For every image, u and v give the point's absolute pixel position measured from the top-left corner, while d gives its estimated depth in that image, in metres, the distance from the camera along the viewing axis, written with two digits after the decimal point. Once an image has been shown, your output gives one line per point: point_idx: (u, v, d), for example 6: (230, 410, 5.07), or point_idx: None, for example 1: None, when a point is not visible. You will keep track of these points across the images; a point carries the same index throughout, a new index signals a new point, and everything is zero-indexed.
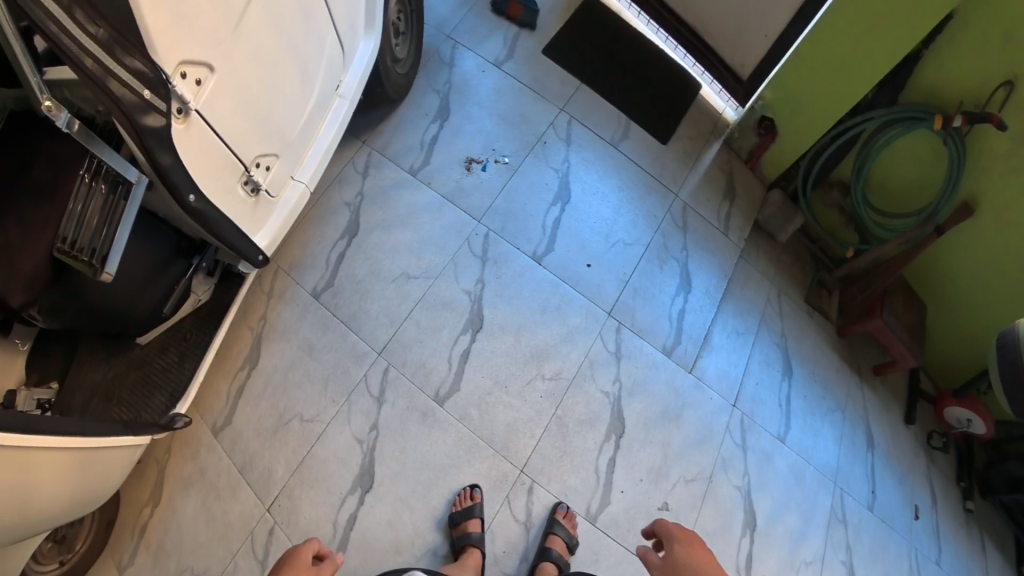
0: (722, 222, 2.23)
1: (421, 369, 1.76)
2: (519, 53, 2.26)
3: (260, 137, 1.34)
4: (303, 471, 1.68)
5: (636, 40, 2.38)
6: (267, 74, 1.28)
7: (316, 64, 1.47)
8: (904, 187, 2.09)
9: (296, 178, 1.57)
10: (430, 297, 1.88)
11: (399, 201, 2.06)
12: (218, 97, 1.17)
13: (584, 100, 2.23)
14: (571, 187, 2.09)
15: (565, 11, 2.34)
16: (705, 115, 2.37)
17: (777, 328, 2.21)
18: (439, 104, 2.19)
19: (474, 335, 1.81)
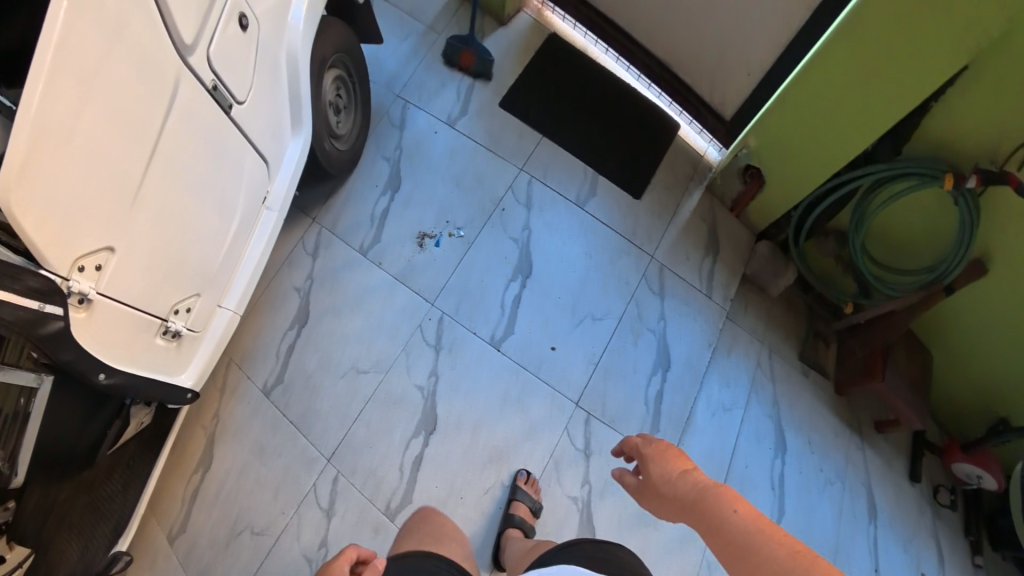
0: (704, 282, 2.03)
1: (372, 477, 1.66)
2: (475, 107, 2.07)
3: (175, 284, 1.22)
4: None
5: (605, 77, 2.12)
6: (174, 224, 1.16)
7: (236, 191, 1.34)
8: (909, 240, 1.85)
9: (223, 305, 1.42)
10: (381, 394, 1.75)
11: (349, 283, 1.94)
12: (123, 272, 1.08)
13: (546, 156, 2.02)
14: (533, 258, 1.91)
15: (524, 51, 2.11)
16: (683, 158, 2.14)
17: (768, 395, 2.02)
18: (390, 172, 2.04)
19: (427, 437, 1.69)
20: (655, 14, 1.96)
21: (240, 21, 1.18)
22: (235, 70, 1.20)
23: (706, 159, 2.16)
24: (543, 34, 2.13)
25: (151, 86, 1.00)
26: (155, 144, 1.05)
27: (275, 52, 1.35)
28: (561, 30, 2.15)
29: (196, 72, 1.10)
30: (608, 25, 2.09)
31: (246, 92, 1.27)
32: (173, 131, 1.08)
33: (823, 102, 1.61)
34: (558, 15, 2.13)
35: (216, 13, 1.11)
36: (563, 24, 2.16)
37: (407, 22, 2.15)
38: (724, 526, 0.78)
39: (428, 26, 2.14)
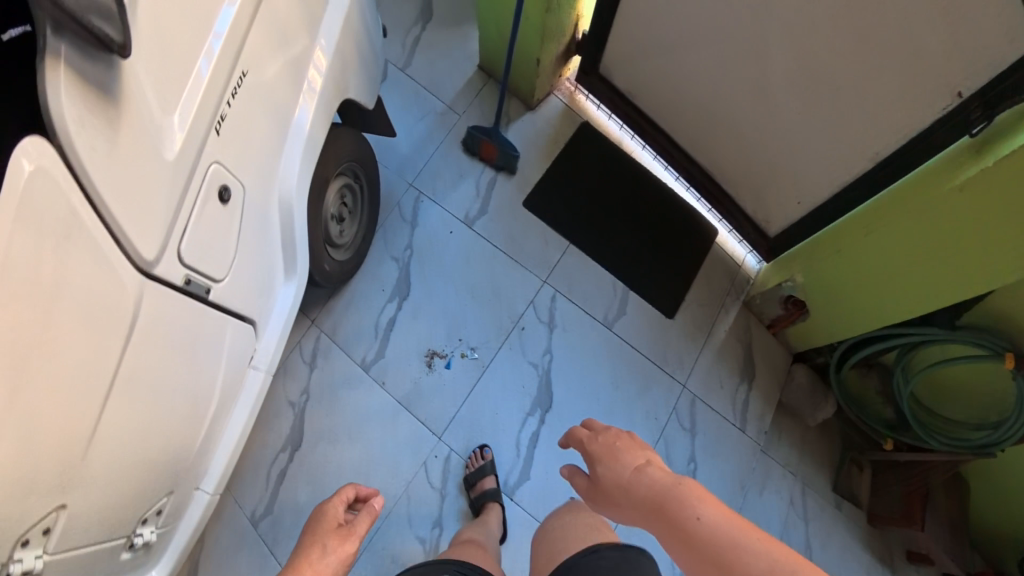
0: (738, 415, 1.84)
1: None
2: (494, 205, 1.84)
3: (143, 496, 1.04)
4: None
5: (641, 174, 1.88)
6: (139, 441, 0.97)
7: (216, 370, 1.13)
8: (966, 391, 1.64)
9: (200, 487, 1.25)
10: (376, 544, 1.56)
11: (347, 403, 1.75)
12: (79, 518, 0.89)
13: (572, 266, 1.79)
14: (553, 389, 1.70)
15: (550, 141, 1.86)
16: (721, 269, 1.91)
17: (801, 541, 1.84)
18: (398, 274, 1.82)
19: None
20: (696, 117, 1.69)
21: (220, 194, 0.97)
22: (214, 251, 1.00)
23: (745, 269, 1.93)
24: (573, 121, 1.88)
25: (108, 320, 0.79)
26: (114, 376, 0.84)
27: (264, 204, 1.13)
28: (594, 117, 1.90)
29: (159, 278, 0.89)
30: (643, 120, 1.84)
31: (227, 266, 1.06)
32: (138, 350, 0.88)
33: (891, 265, 1.37)
34: (592, 101, 1.89)
35: (188, 202, 0.90)
36: (597, 110, 1.91)
37: (424, 101, 1.94)
38: (680, 519, 0.78)
39: (447, 106, 1.92)
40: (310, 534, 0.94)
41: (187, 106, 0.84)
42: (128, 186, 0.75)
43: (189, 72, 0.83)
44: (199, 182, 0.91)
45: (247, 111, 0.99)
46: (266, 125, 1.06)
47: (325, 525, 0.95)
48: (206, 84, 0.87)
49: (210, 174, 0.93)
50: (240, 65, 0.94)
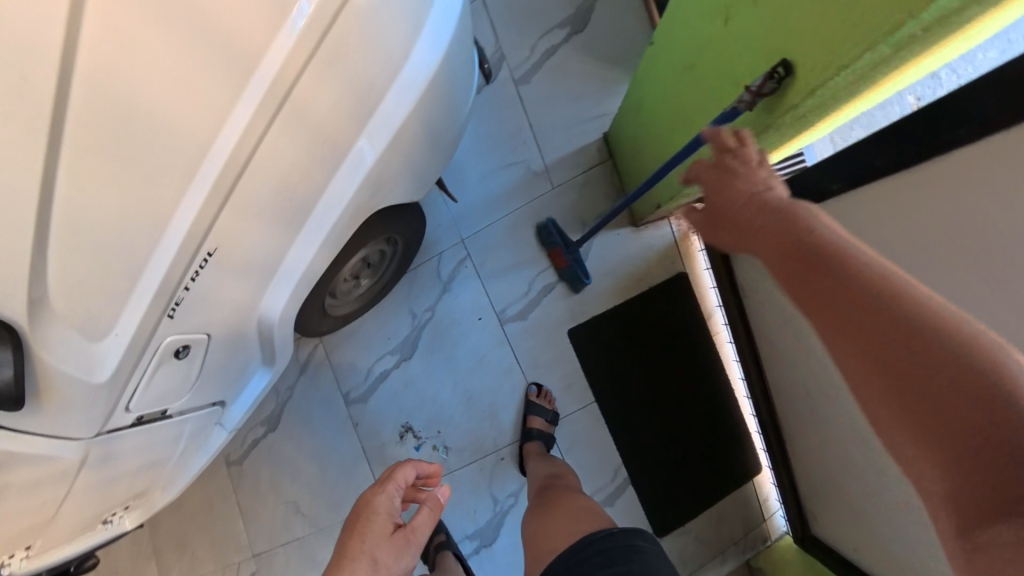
0: None
1: None
2: (534, 317, 1.64)
3: (107, 506, 1.15)
4: None
5: (709, 358, 1.69)
6: (88, 494, 1.02)
7: (176, 442, 1.17)
8: None
9: (166, 490, 1.33)
10: (304, 548, 1.66)
11: (321, 423, 1.66)
12: (55, 539, 1.06)
13: (581, 426, 1.64)
14: (501, 534, 1.53)
15: (636, 281, 1.68)
16: (737, 511, 1.65)
17: None
18: (406, 335, 1.62)
19: None
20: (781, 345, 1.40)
21: (179, 350, 0.92)
22: (171, 391, 1.00)
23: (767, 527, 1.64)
24: (671, 265, 1.70)
25: (51, 471, 0.85)
26: (69, 488, 0.94)
27: (240, 329, 1.05)
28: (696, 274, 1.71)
29: (109, 429, 0.93)
30: (738, 307, 1.60)
31: (187, 391, 1.05)
32: (98, 462, 0.96)
33: None
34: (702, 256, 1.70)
35: (139, 371, 0.89)
36: (704, 270, 1.72)
37: (522, 155, 1.68)
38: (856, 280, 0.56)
39: (544, 168, 1.67)
40: (361, 539, 0.83)
41: (127, 324, 0.80)
42: (62, 402, 0.78)
43: (133, 292, 0.77)
44: (150, 356, 0.88)
45: (222, 272, 0.88)
46: (250, 276, 0.95)
47: (380, 530, 0.84)
48: (156, 292, 0.80)
49: (163, 346, 0.89)
50: (207, 245, 0.82)
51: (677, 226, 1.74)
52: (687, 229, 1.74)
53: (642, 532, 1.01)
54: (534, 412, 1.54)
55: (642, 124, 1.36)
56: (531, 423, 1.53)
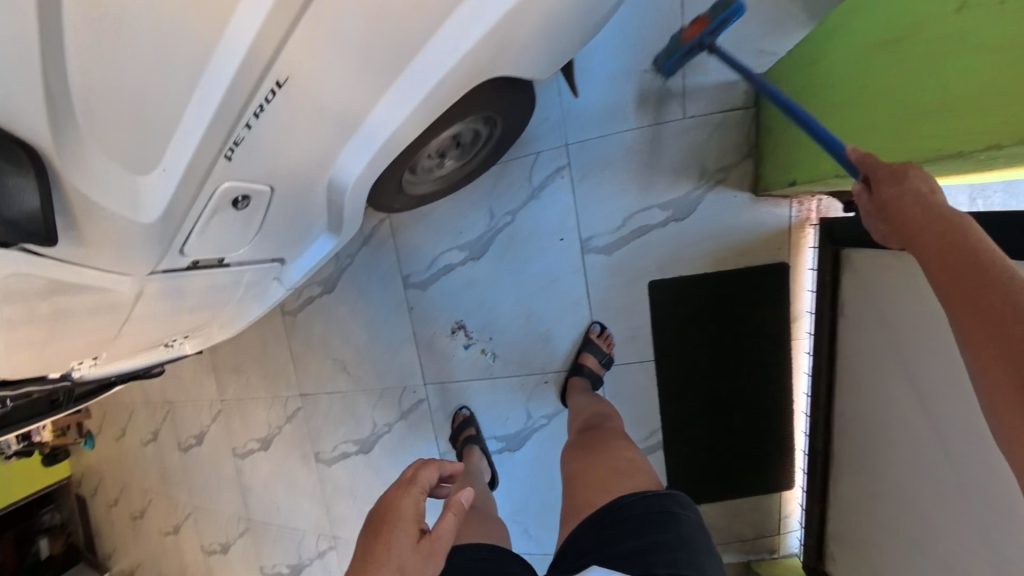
0: None
1: (298, 442, 1.94)
2: (620, 256, 1.58)
3: (172, 333, 1.26)
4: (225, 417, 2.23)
5: (780, 359, 1.62)
6: (156, 318, 1.11)
7: (235, 288, 1.23)
8: None
9: (226, 327, 1.45)
10: (347, 401, 1.74)
11: (373, 298, 1.61)
12: (121, 351, 1.19)
13: (637, 379, 1.68)
14: (528, 442, 1.60)
15: (737, 256, 1.58)
16: (754, 513, 1.75)
17: None
18: (480, 234, 1.53)
19: (359, 452, 1.76)
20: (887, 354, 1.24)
21: (234, 202, 0.89)
22: (226, 242, 1.00)
23: (776, 539, 1.76)
24: (777, 254, 1.57)
25: (114, 291, 0.91)
26: (127, 316, 1.02)
27: (306, 187, 0.99)
28: (799, 272, 1.58)
29: (163, 271, 0.95)
30: (830, 321, 1.46)
31: (246, 243, 1.06)
32: (152, 296, 1.01)
33: None
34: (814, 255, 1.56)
35: (193, 213, 0.86)
36: (807, 271, 1.58)
37: (663, 63, 1.48)
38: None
39: (681, 92, 1.50)
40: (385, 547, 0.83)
41: (173, 161, 0.75)
42: (104, 234, 0.77)
43: (176, 126, 0.71)
44: (205, 200, 0.85)
45: (288, 121, 0.80)
46: (328, 133, 0.87)
47: (406, 539, 0.84)
48: (203, 135, 0.74)
49: (220, 193, 0.85)
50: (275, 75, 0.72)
51: (798, 210, 1.55)
52: (809, 218, 1.55)
53: (676, 496, 0.99)
54: (589, 349, 1.53)
55: (810, 80, 1.21)
56: (584, 360, 1.52)
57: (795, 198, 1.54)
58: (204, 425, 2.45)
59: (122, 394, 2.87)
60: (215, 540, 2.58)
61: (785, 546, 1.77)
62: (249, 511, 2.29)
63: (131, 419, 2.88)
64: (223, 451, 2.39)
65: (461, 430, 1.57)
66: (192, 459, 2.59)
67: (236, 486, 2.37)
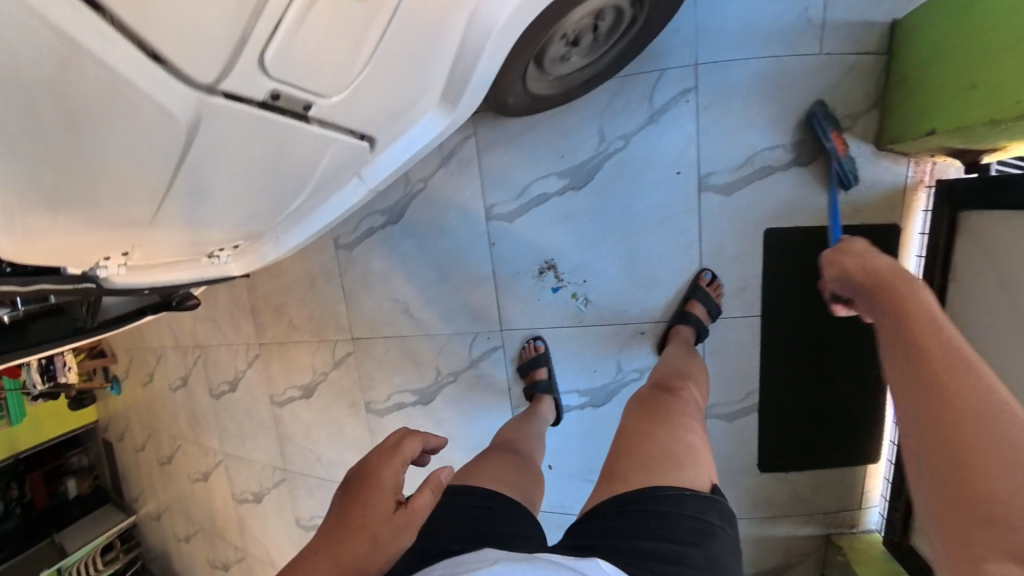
0: None
1: (342, 391, 1.78)
2: (741, 198, 1.36)
3: (213, 241, 1.07)
4: (259, 362, 2.08)
5: (879, 337, 1.40)
6: (201, 215, 0.89)
7: (305, 183, 0.97)
8: None
9: (280, 239, 1.23)
10: (408, 345, 1.56)
11: (450, 230, 1.44)
12: (156, 252, 0.99)
13: (738, 335, 1.46)
14: (615, 398, 1.45)
15: (851, 212, 1.35)
16: (840, 486, 1.54)
17: None
18: (586, 160, 1.35)
19: (417, 402, 1.60)
20: None
21: None
22: (324, 61, 0.65)
23: (859, 514, 1.55)
24: (889, 215, 1.35)
25: (156, 152, 0.66)
26: (165, 195, 0.78)
27: (442, 12, 0.73)
28: (906, 238, 1.35)
29: (228, 94, 0.62)
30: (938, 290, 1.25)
31: (345, 83, 0.71)
32: (200, 171, 0.74)
33: None
34: (926, 218, 1.33)
35: (273, 6, 0.54)
36: (917, 235, 1.35)
37: None
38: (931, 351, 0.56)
39: (823, 23, 1.26)
40: (364, 508, 0.71)
41: None
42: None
43: None
44: None
45: None
46: None
47: (380, 509, 0.72)
48: None
49: None
50: None
51: (914, 170, 1.33)
52: (924, 181, 1.33)
53: (716, 504, 0.88)
54: (698, 297, 1.35)
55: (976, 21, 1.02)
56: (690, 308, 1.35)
57: (914, 157, 1.32)
58: (232, 375, 2.29)
59: (148, 339, 2.74)
60: (247, 488, 2.49)
61: (866, 521, 1.55)
62: (282, 460, 2.17)
63: (159, 362, 2.78)
64: (251, 403, 2.24)
65: (531, 367, 1.43)
66: (223, 407, 2.43)
67: (266, 437, 2.24)
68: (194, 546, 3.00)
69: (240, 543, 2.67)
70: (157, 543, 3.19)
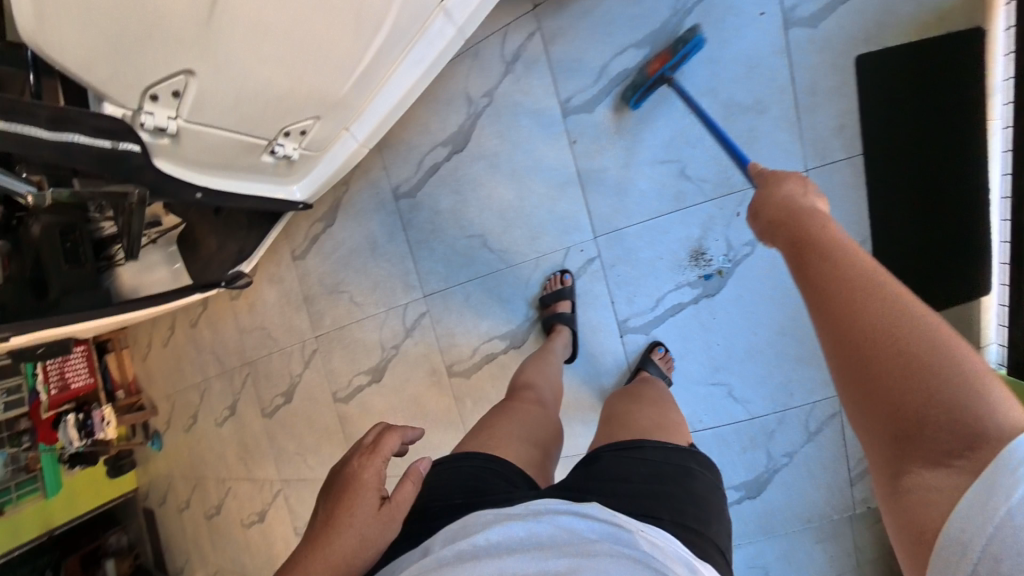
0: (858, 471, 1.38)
1: (423, 359, 1.63)
2: (828, 28, 1.27)
3: (284, 110, 1.06)
4: (316, 360, 1.91)
5: (974, 152, 1.23)
6: (274, 27, 0.87)
7: (382, 11, 0.99)
8: None
9: (350, 131, 1.27)
10: (493, 282, 1.50)
11: (524, 142, 1.41)
12: (206, 104, 0.94)
13: (842, 179, 1.31)
14: (726, 287, 1.38)
15: (932, 24, 1.23)
16: (957, 321, 1.30)
17: None
18: (665, 20, 1.30)
19: (508, 347, 1.52)
20: None
21: None
22: None
23: (975, 354, 1.28)
24: (970, 20, 1.21)
25: None
26: None
27: None
28: (991, 39, 1.20)
29: None
30: None
31: None
32: None
33: None
34: (1012, 13, 1.17)
35: None
36: (1003, 33, 1.19)
37: None
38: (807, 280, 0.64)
39: None
40: (347, 513, 0.67)
41: None
42: None
43: None
44: None
45: None
46: None
47: (364, 506, 0.67)
48: None
49: None
50: None
51: None
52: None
53: (695, 453, 0.83)
54: (650, 368, 1.38)
55: None
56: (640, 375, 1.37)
57: None
58: (286, 386, 2.09)
59: (189, 377, 2.58)
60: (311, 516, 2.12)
61: (984, 362, 1.27)
62: None
63: (202, 400, 2.55)
64: (312, 410, 2.00)
65: (555, 299, 1.42)
66: (278, 425, 2.16)
67: (329, 447, 1.98)
68: None
69: None
70: None
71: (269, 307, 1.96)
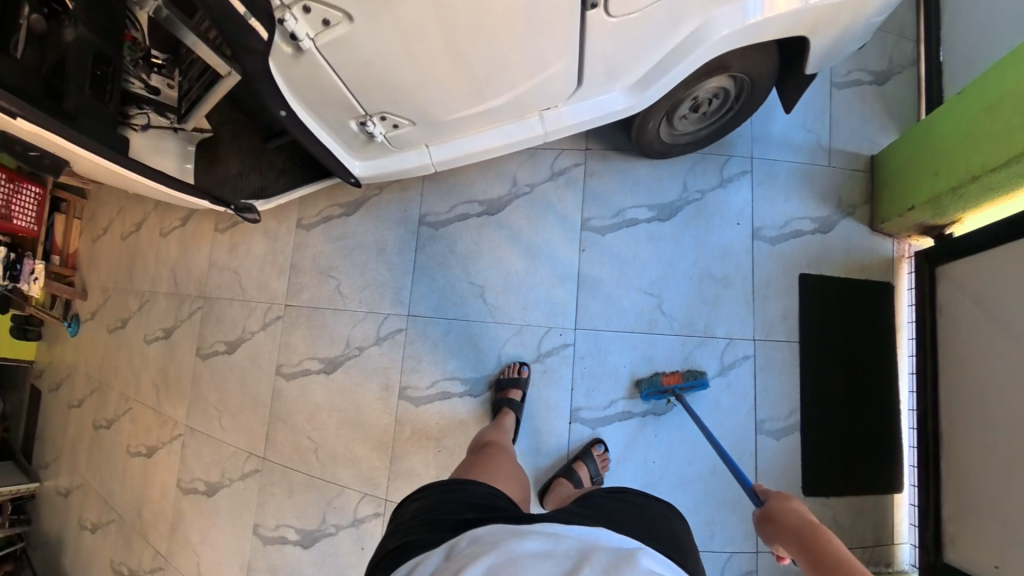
0: None
1: (380, 371, 1.64)
2: (783, 250, 1.53)
3: (391, 98, 1.13)
4: (272, 328, 1.87)
5: (890, 375, 1.48)
6: (426, 44, 0.98)
7: (510, 89, 1.13)
8: None
9: (428, 149, 1.32)
10: (472, 329, 1.56)
11: (546, 232, 1.55)
12: (342, 45, 1.00)
13: (780, 358, 1.49)
14: (673, 412, 1.48)
15: (858, 267, 1.51)
16: (873, 512, 1.45)
17: None
18: (671, 201, 1.55)
19: (465, 393, 1.55)
20: None
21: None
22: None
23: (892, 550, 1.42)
24: (884, 273, 1.51)
25: None
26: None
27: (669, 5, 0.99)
28: (897, 292, 1.50)
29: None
30: (929, 328, 1.38)
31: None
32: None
33: None
34: (911, 279, 1.49)
35: None
36: (905, 291, 1.50)
37: (813, 128, 1.59)
38: (817, 546, 0.84)
39: (829, 148, 1.57)
40: None
41: None
42: None
43: None
44: None
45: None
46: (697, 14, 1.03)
47: None
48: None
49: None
50: None
51: (895, 246, 1.53)
52: (904, 255, 1.52)
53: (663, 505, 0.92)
54: (585, 462, 1.43)
55: (915, 148, 1.38)
56: (577, 466, 1.43)
57: (894, 236, 1.53)
58: (233, 340, 2.02)
59: (134, 284, 2.46)
60: (201, 475, 2.00)
61: (900, 560, 1.42)
62: (269, 443, 1.81)
63: (140, 310, 2.41)
64: (246, 375, 1.92)
65: (509, 385, 1.48)
66: (208, 371, 2.07)
67: (246, 415, 1.90)
68: (99, 542, 2.35)
69: (164, 549, 2.06)
70: (52, 526, 2.57)
71: (252, 258, 1.93)
